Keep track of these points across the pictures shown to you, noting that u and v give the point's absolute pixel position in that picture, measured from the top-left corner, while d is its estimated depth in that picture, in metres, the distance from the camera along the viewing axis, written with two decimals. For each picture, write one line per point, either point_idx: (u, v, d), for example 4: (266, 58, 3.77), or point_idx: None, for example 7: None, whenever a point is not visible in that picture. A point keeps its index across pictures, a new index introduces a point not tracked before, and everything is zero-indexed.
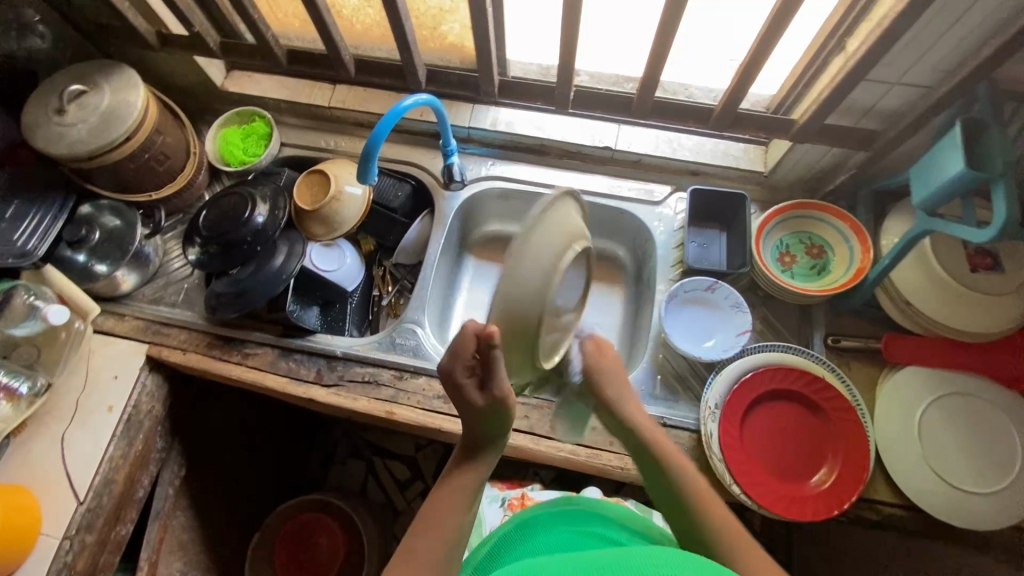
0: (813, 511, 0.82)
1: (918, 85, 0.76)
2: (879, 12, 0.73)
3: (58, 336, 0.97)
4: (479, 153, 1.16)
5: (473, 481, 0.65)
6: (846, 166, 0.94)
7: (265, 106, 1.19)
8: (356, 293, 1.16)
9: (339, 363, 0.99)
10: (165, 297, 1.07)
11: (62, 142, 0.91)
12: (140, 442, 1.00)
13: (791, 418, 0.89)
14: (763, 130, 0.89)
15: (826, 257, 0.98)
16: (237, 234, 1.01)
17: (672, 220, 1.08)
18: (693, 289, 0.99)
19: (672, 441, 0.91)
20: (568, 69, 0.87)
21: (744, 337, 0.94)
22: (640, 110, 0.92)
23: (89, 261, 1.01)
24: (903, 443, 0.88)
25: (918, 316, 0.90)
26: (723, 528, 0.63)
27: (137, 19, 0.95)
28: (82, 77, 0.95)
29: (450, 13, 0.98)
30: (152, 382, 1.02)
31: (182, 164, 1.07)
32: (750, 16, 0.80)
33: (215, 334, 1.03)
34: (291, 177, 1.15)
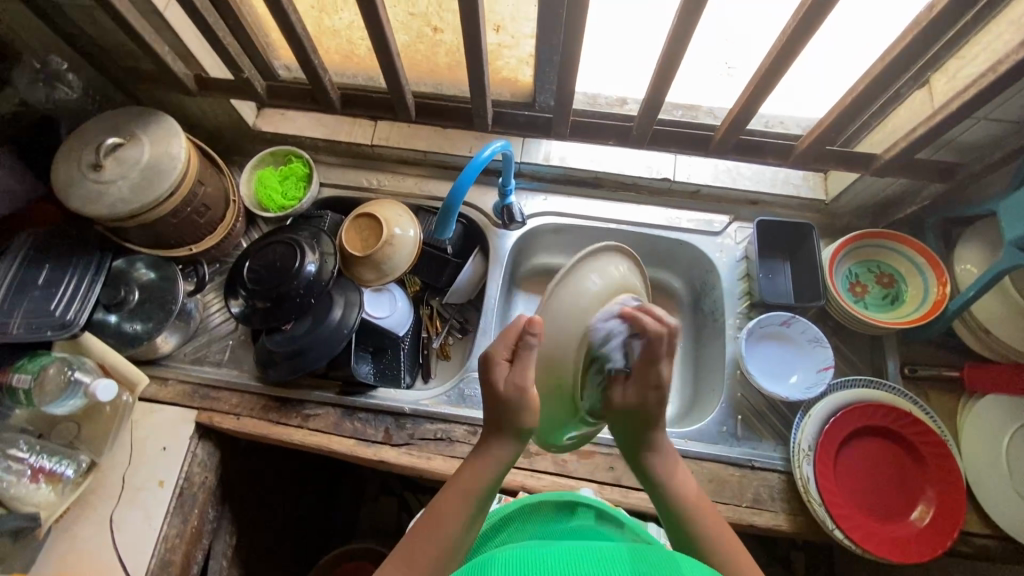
0: (918, 552, 0.81)
1: (1009, 121, 0.76)
2: (973, 50, 0.72)
3: (103, 410, 0.90)
4: (530, 188, 1.12)
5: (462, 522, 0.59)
6: (918, 197, 0.94)
7: (301, 145, 1.13)
8: (407, 338, 1.10)
9: (408, 421, 0.94)
10: (209, 356, 1.01)
11: (101, 202, 0.83)
12: (195, 517, 0.92)
13: (880, 455, 0.88)
14: (842, 164, 0.87)
15: (897, 286, 0.97)
16: (288, 287, 0.94)
17: (734, 249, 1.07)
18: (769, 323, 0.97)
19: (763, 485, 0.89)
20: (650, 107, 0.84)
21: (827, 374, 0.92)
22: (719, 147, 0.89)
23: (123, 321, 0.94)
24: (994, 475, 0.87)
25: (993, 342, 0.90)
26: (715, 536, 0.62)
27: (175, 63, 0.88)
28: (117, 128, 0.87)
29: (509, 48, 0.93)
30: (202, 451, 0.95)
31: (221, 214, 1.00)
32: (835, 63, 0.79)
33: (270, 396, 0.96)
34: (335, 221, 1.09)
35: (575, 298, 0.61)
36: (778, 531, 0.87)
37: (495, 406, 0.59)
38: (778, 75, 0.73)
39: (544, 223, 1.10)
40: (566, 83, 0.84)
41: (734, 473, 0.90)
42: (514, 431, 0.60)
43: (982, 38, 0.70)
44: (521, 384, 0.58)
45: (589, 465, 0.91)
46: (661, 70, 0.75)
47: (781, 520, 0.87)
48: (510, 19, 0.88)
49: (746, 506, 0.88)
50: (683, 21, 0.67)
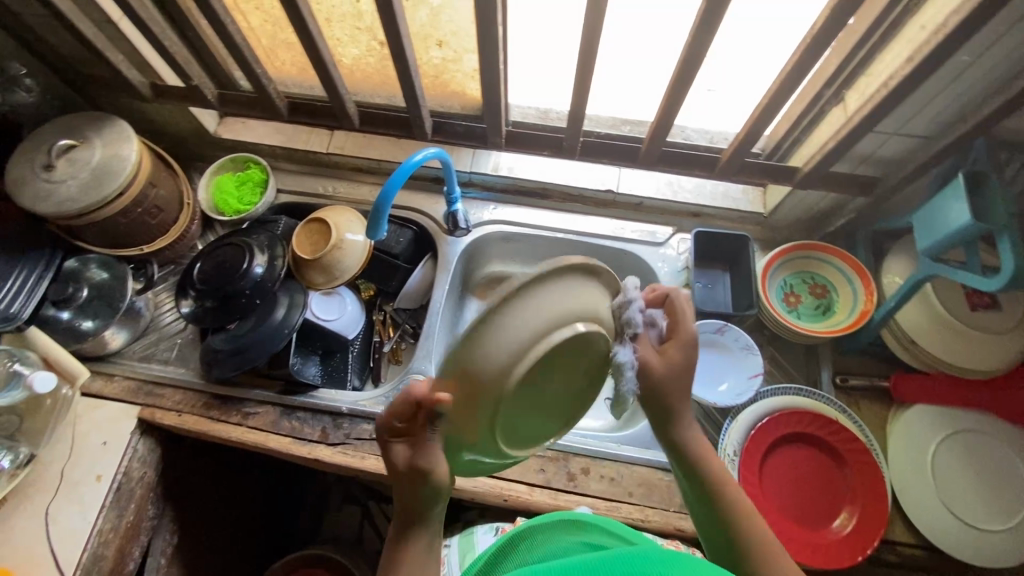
0: (838, 559, 0.82)
1: (918, 135, 0.79)
2: (878, 67, 0.75)
3: (42, 403, 0.91)
4: (480, 197, 1.15)
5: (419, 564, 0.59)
6: (845, 210, 0.97)
7: (260, 152, 1.17)
8: (357, 341, 1.11)
9: (345, 421, 0.96)
10: (157, 354, 1.03)
11: (50, 200, 0.86)
12: (131, 512, 0.93)
13: (806, 463, 0.89)
14: (767, 176, 0.90)
15: (830, 297, 0.99)
16: (235, 287, 0.97)
17: (676, 260, 1.09)
18: (704, 330, 0.98)
19: None
20: (578, 116, 0.87)
21: (756, 381, 0.93)
22: (648, 159, 0.92)
23: (75, 318, 0.96)
24: (918, 481, 0.88)
25: (920, 354, 0.92)
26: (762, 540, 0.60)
27: (130, 70, 0.92)
28: (72, 131, 0.91)
29: (453, 62, 0.97)
30: (143, 447, 0.96)
31: (175, 216, 1.03)
32: (749, 83, 0.83)
33: (211, 394, 0.98)
34: (289, 225, 1.11)
35: (500, 344, 0.47)
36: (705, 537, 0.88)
37: (404, 482, 0.58)
38: (686, 89, 0.76)
39: (498, 229, 1.13)
40: (497, 94, 0.87)
41: (664, 478, 0.91)
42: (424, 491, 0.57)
43: (884, 56, 0.73)
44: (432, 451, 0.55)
45: (521, 468, 0.92)
46: (580, 78, 0.78)
47: None
48: (451, 34, 0.92)
49: (674, 511, 0.88)
50: (589, 37, 0.71)
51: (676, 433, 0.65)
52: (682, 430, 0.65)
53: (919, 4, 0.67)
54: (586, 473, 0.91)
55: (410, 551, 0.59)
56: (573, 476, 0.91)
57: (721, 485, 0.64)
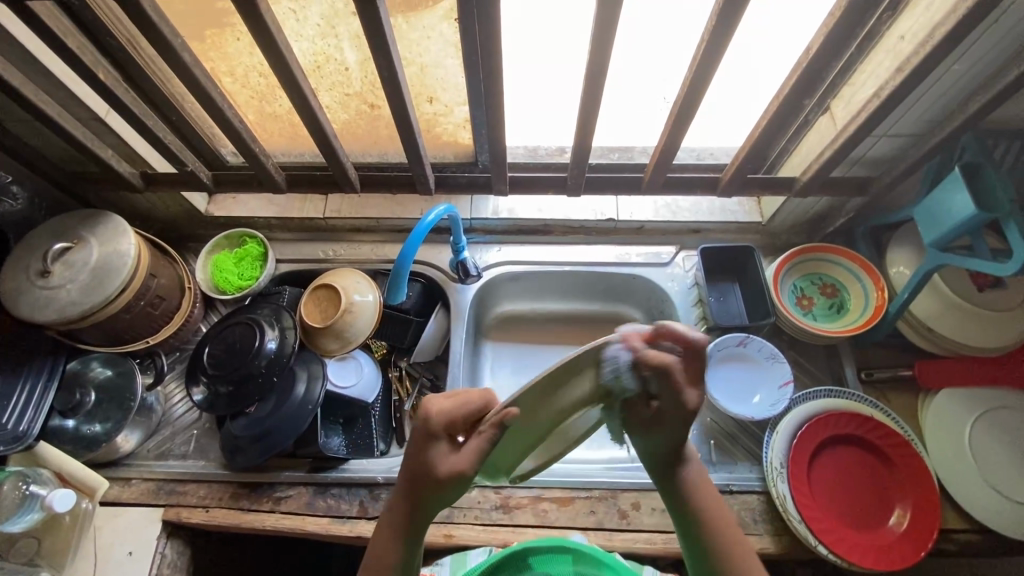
0: (902, 558, 0.81)
1: (907, 135, 0.82)
2: (861, 77, 0.79)
3: (62, 521, 0.87)
4: (484, 241, 1.15)
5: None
6: (841, 210, 1.00)
7: (254, 225, 1.15)
8: (377, 404, 1.08)
9: (382, 490, 0.92)
10: (173, 449, 0.98)
11: (50, 307, 0.83)
12: None
13: (850, 464, 0.90)
14: (766, 190, 0.92)
15: (840, 295, 1.02)
16: (250, 367, 0.94)
17: (684, 277, 1.11)
18: (726, 346, 0.99)
19: (744, 508, 0.89)
20: (580, 156, 0.88)
21: (788, 389, 0.94)
22: (651, 187, 0.93)
23: (82, 424, 0.91)
24: (960, 466, 0.89)
25: (938, 339, 0.94)
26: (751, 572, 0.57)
27: (121, 163, 0.90)
28: (65, 233, 0.88)
29: (445, 116, 0.98)
30: (172, 551, 0.91)
31: (177, 302, 1.00)
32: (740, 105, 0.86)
33: (237, 483, 0.94)
34: (293, 295, 1.10)
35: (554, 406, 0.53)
36: (764, 554, 0.87)
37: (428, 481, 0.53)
38: (688, 119, 0.77)
39: (507, 268, 1.13)
40: (498, 143, 0.88)
41: None
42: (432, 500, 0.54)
43: (865, 66, 0.77)
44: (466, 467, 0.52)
45: (572, 513, 0.90)
46: (583, 119, 0.79)
47: (767, 543, 0.86)
48: (442, 89, 0.93)
49: None
50: (591, 84, 0.72)
51: (680, 470, 0.62)
52: (687, 465, 0.62)
53: (895, 15, 0.70)
54: (637, 508, 0.90)
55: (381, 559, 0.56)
56: (625, 513, 0.89)
57: (696, 493, 0.61)
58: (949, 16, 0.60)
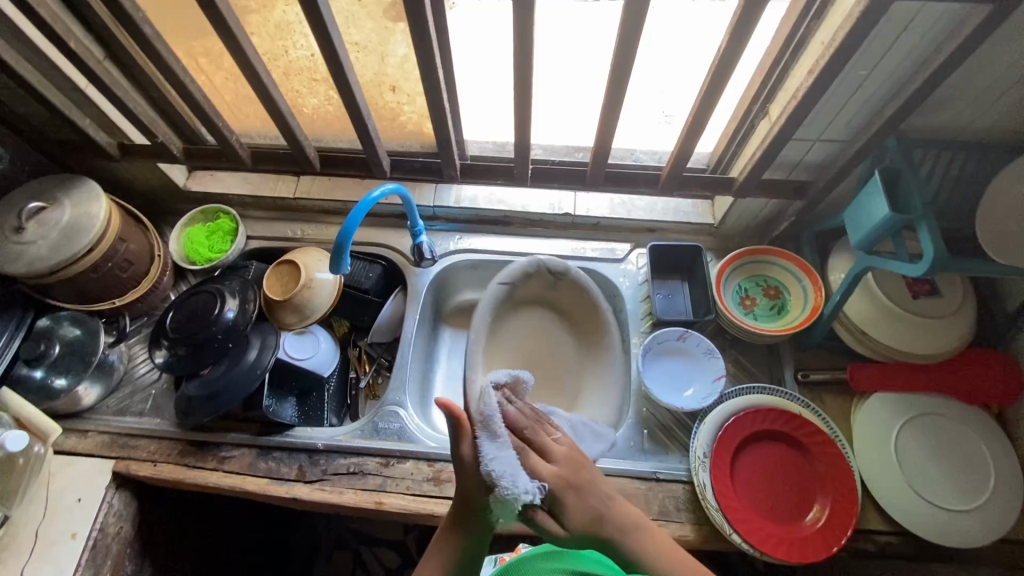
0: (814, 552, 0.83)
1: (837, 140, 0.85)
2: (791, 82, 0.82)
3: (15, 464, 0.90)
4: (446, 229, 1.20)
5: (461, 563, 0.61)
6: (786, 214, 1.02)
7: (229, 203, 1.21)
8: (332, 379, 1.12)
9: (321, 457, 0.96)
10: (131, 407, 1.03)
11: (21, 261, 0.89)
12: (108, 569, 0.92)
13: (776, 460, 0.91)
14: (707, 188, 0.96)
15: (782, 296, 1.04)
16: (207, 333, 0.99)
17: (636, 274, 1.14)
18: (666, 339, 1.02)
19: (667, 496, 0.91)
20: (523, 148, 0.92)
21: (721, 383, 0.97)
22: (594, 181, 0.97)
23: (48, 376, 0.96)
24: (886, 469, 0.91)
25: (873, 344, 0.96)
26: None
27: (98, 133, 0.97)
28: (42, 194, 0.94)
29: (407, 105, 1.03)
30: (119, 501, 0.96)
31: (146, 268, 1.06)
32: None
33: (187, 441, 0.98)
34: (260, 270, 1.15)
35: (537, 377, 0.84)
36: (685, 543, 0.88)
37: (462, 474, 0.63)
38: (618, 113, 0.81)
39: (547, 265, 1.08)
40: (447, 129, 0.92)
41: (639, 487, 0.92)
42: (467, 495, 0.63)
43: (794, 71, 0.81)
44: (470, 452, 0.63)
45: None
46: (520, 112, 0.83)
47: (686, 531, 0.88)
48: (403, 79, 0.98)
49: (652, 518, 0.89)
50: (522, 77, 0.77)
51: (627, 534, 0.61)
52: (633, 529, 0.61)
53: (816, 24, 0.74)
54: None
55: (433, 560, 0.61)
56: None
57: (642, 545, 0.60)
58: (848, 20, 0.64)
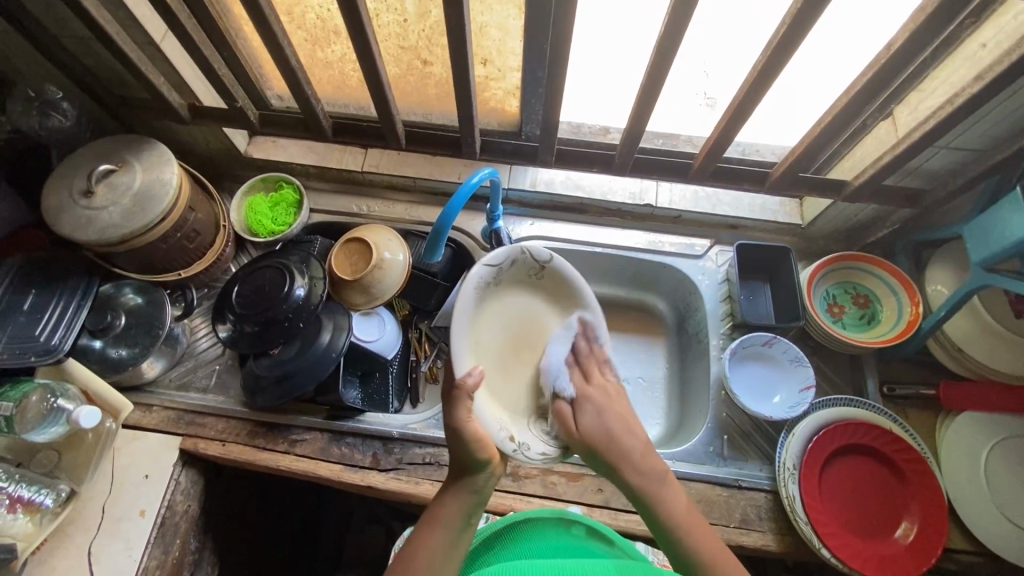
0: (905, 570, 0.82)
1: (967, 149, 0.80)
2: (932, 85, 0.77)
3: (84, 438, 0.88)
4: (517, 213, 1.15)
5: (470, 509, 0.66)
6: (887, 220, 0.98)
7: (292, 172, 1.15)
8: (395, 360, 1.09)
9: (396, 445, 0.93)
10: (195, 382, 1.00)
11: (91, 228, 0.83)
12: (177, 547, 0.90)
13: (863, 474, 0.90)
14: (814, 190, 0.91)
15: (873, 306, 1.01)
16: (277, 311, 0.94)
17: (716, 272, 1.10)
18: (751, 344, 0.99)
19: (749, 504, 0.90)
20: (632, 135, 0.87)
21: (809, 393, 0.93)
22: (698, 175, 0.93)
23: (108, 347, 0.93)
24: (972, 489, 0.89)
25: (969, 362, 0.93)
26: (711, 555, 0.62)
27: (171, 93, 0.90)
28: (108, 156, 0.89)
29: (496, 80, 0.96)
30: (186, 479, 0.93)
31: (211, 239, 1.01)
32: (802, 104, 0.85)
33: (256, 422, 0.95)
34: (325, 246, 1.10)
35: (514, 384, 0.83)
36: (766, 552, 0.88)
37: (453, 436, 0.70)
38: (749, 110, 0.76)
39: (533, 249, 0.86)
40: (551, 111, 0.86)
41: (721, 493, 0.91)
42: (464, 459, 0.69)
43: (939, 72, 0.75)
44: (459, 419, 0.70)
45: (580, 490, 0.91)
46: (643, 98, 0.78)
47: (768, 540, 0.87)
48: (497, 52, 0.91)
49: (733, 526, 0.88)
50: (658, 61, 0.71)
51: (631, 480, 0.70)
52: (638, 476, 0.70)
53: (978, 23, 0.68)
54: None
55: (438, 518, 0.65)
56: None
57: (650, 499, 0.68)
58: None
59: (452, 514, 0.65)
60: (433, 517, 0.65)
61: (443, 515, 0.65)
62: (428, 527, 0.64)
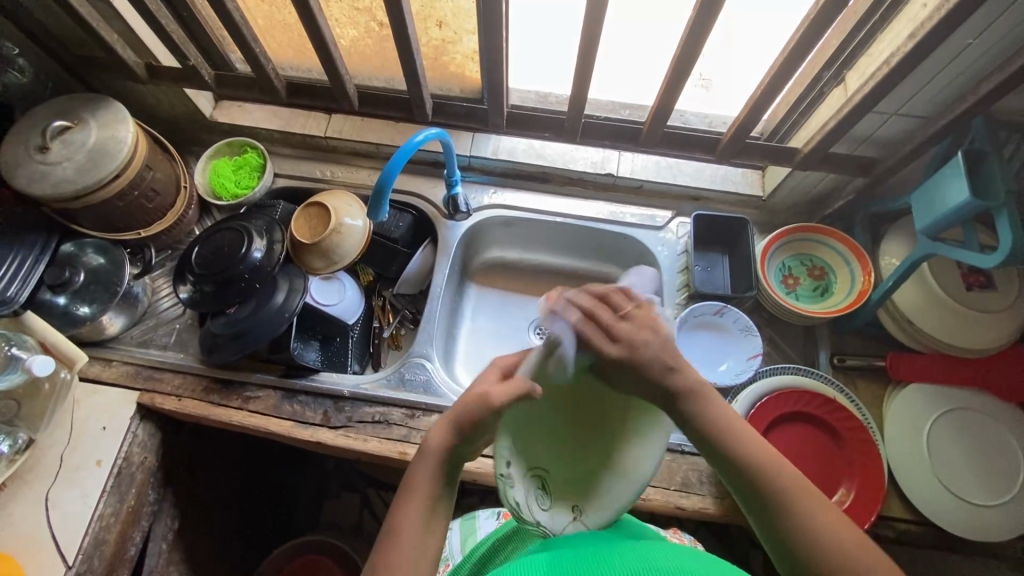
0: None
1: (916, 116, 0.79)
2: (878, 47, 0.76)
3: (41, 388, 0.90)
4: (480, 181, 1.15)
5: (436, 518, 0.56)
6: (844, 191, 0.97)
7: (257, 137, 1.15)
8: (356, 326, 1.11)
9: (346, 404, 0.96)
10: (155, 340, 1.02)
11: (46, 182, 0.85)
12: (132, 497, 0.93)
13: (806, 443, 0.90)
14: (766, 158, 0.91)
15: (827, 278, 1.01)
16: (234, 271, 0.95)
17: (675, 243, 1.10)
18: (703, 313, 1.00)
19: (691, 469, 0.91)
20: (581, 96, 0.87)
21: (756, 361, 0.96)
22: (650, 140, 0.93)
23: (71, 303, 0.95)
24: (914, 459, 0.90)
25: (919, 334, 0.93)
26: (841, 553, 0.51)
27: (126, 51, 0.91)
28: (65, 112, 0.90)
29: (453, 43, 0.96)
30: (143, 432, 0.96)
31: (172, 200, 1.02)
32: (753, 67, 0.84)
33: (211, 378, 0.98)
34: (287, 211, 1.11)
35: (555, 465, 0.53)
36: (705, 515, 0.89)
37: (442, 432, 0.56)
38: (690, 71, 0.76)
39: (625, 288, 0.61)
40: (499, 72, 0.86)
41: (664, 457, 0.92)
42: (450, 458, 0.57)
43: (886, 34, 0.74)
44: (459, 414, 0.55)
45: None
46: (584, 57, 0.78)
47: (707, 504, 0.88)
48: (451, 14, 0.91)
49: (674, 489, 0.89)
50: (595, 16, 0.71)
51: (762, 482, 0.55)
52: (770, 474, 0.55)
53: None
54: None
55: (404, 530, 0.54)
56: None
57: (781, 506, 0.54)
58: None
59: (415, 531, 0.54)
60: (392, 533, 0.54)
61: (402, 529, 0.54)
62: (392, 543, 0.54)
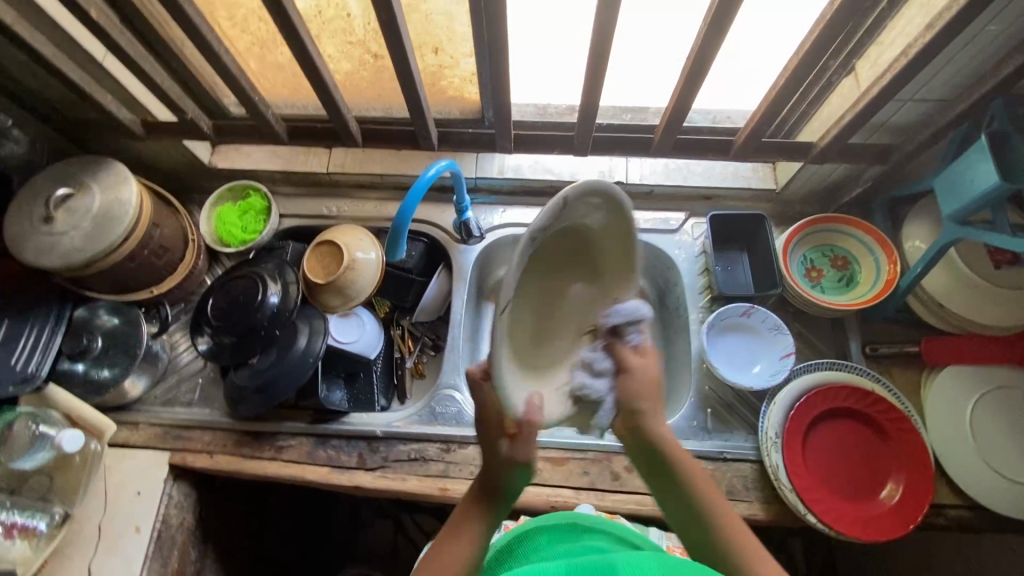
0: (891, 529, 0.82)
1: (933, 100, 0.78)
2: (889, 35, 0.74)
3: (71, 461, 0.88)
4: (488, 202, 1.14)
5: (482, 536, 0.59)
6: (861, 179, 0.96)
7: (259, 179, 1.14)
8: (378, 360, 1.09)
9: (380, 444, 0.94)
10: (179, 397, 1.01)
11: (55, 253, 0.83)
12: (175, 559, 0.92)
13: (847, 438, 0.89)
14: (781, 155, 0.89)
15: (852, 267, 0.99)
16: (253, 320, 0.94)
17: (692, 245, 1.08)
18: (729, 315, 0.98)
19: (735, 476, 0.90)
20: (589, 110, 0.85)
21: (790, 360, 0.94)
22: (661, 148, 0.92)
23: (91, 369, 0.94)
24: (958, 443, 0.89)
25: (950, 317, 0.92)
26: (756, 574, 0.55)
27: (120, 110, 0.89)
28: (67, 179, 0.88)
29: (451, 68, 0.94)
30: (178, 493, 0.94)
31: (181, 253, 1.00)
32: (761, 66, 0.83)
33: (241, 431, 0.96)
34: (297, 251, 1.10)
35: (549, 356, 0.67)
36: (755, 521, 0.88)
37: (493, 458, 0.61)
38: (701, 79, 0.75)
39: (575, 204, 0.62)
40: (503, 94, 0.84)
41: (706, 466, 0.91)
42: (492, 483, 0.61)
43: (896, 21, 0.72)
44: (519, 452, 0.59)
45: (565, 474, 0.91)
46: (592, 74, 0.76)
47: (756, 510, 0.87)
48: (447, 40, 0.89)
49: None
50: (602, 34, 0.69)
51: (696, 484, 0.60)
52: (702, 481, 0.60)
53: None
54: (629, 471, 0.91)
55: (460, 538, 0.59)
56: (617, 475, 0.91)
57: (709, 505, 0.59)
58: None
59: (469, 546, 0.58)
60: (443, 549, 0.58)
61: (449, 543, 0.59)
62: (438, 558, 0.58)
